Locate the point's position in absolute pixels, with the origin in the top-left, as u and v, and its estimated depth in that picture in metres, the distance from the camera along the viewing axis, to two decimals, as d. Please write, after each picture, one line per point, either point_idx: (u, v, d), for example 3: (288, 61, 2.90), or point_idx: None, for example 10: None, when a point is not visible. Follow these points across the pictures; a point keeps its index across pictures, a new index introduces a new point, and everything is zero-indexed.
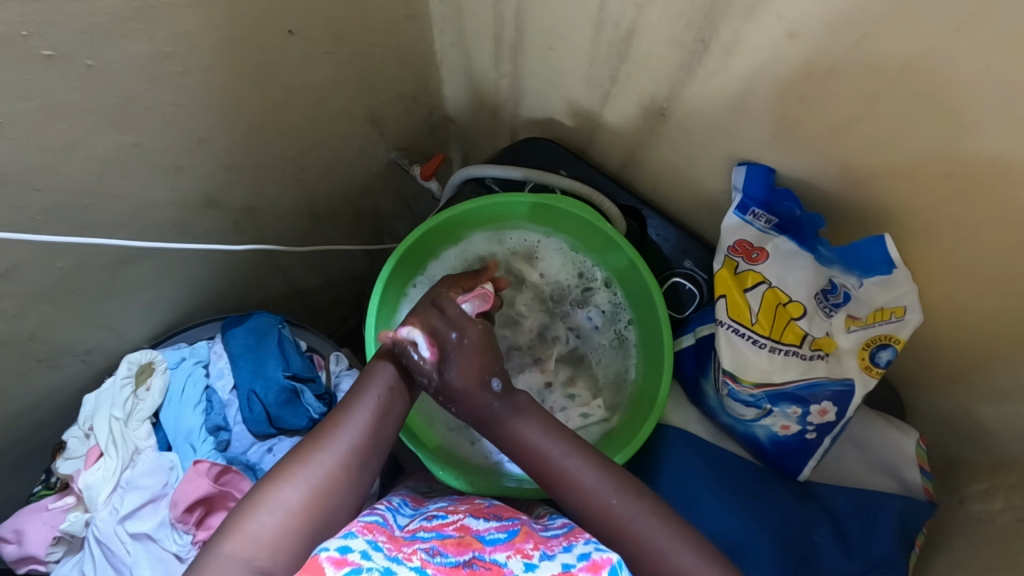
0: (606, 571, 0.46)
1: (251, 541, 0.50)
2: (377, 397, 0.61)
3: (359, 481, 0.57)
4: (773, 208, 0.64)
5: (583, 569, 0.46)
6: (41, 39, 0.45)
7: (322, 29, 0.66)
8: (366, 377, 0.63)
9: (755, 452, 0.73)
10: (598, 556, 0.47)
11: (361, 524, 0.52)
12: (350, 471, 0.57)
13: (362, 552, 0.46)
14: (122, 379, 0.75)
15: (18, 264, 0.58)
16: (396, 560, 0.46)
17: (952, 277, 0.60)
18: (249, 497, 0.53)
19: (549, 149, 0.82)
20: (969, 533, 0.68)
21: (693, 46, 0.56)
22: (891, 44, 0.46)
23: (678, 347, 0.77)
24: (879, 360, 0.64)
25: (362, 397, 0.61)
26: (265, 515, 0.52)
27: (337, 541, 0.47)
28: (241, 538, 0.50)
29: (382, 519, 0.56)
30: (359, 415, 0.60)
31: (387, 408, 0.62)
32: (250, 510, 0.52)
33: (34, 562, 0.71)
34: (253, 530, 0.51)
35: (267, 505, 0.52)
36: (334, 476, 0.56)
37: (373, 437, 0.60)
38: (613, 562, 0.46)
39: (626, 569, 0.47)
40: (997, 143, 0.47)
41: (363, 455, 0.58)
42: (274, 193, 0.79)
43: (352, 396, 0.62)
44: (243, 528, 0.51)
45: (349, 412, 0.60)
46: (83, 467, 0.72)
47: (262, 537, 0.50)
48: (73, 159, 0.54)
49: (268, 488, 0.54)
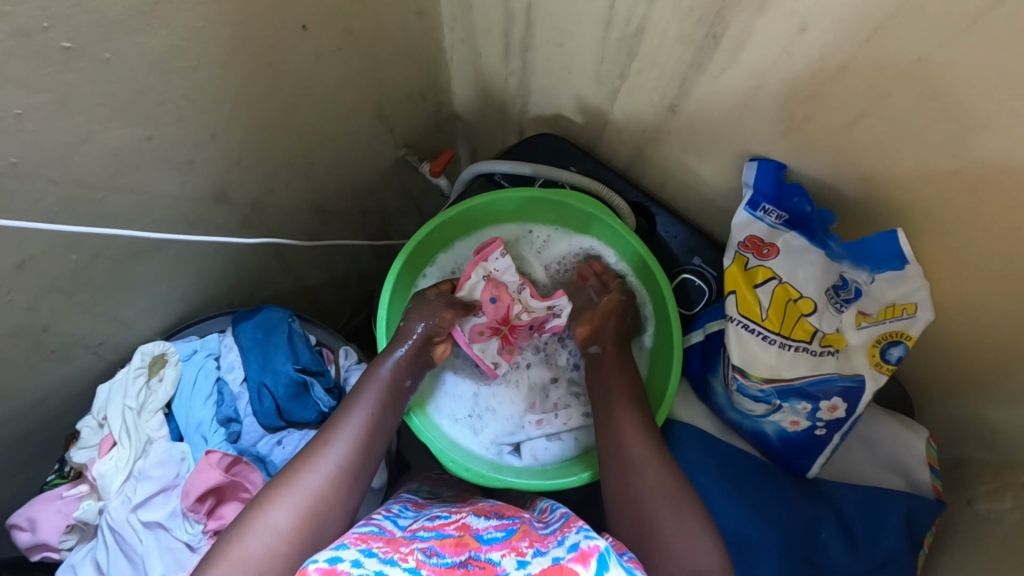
0: (594, 558, 0.45)
1: (241, 565, 0.52)
2: (366, 413, 0.66)
3: (345, 498, 0.60)
4: (784, 204, 0.64)
5: (571, 560, 0.46)
6: (61, 32, 0.46)
7: (334, 26, 0.67)
8: (350, 400, 0.68)
9: (762, 450, 0.73)
10: (586, 545, 0.47)
11: (354, 537, 0.52)
12: (337, 489, 0.60)
13: (352, 562, 0.46)
14: (136, 370, 0.76)
15: (33, 256, 0.58)
16: (389, 562, 0.47)
17: (963, 274, 0.60)
18: (240, 522, 0.56)
19: (556, 145, 0.81)
20: (977, 533, 0.67)
21: (703, 43, 0.56)
22: (902, 39, 0.46)
23: (688, 343, 0.77)
24: (890, 357, 0.63)
25: (346, 420, 0.65)
26: (254, 539, 0.54)
27: (328, 552, 0.47)
28: (230, 561, 0.52)
29: (379, 528, 0.56)
30: (344, 436, 0.64)
31: (372, 426, 0.66)
32: (239, 535, 0.54)
33: (48, 550, 0.72)
34: (242, 554, 0.53)
35: (256, 528, 0.55)
36: (322, 496, 0.59)
37: (359, 455, 0.63)
38: (601, 548, 0.46)
39: (614, 556, 0.47)
40: (1008, 138, 0.47)
41: (350, 473, 0.62)
42: (285, 189, 0.80)
43: (338, 418, 0.66)
44: (232, 553, 0.53)
45: (334, 433, 0.64)
46: (98, 456, 0.73)
47: (253, 560, 0.53)
48: (90, 151, 0.55)
49: (256, 511, 0.56)
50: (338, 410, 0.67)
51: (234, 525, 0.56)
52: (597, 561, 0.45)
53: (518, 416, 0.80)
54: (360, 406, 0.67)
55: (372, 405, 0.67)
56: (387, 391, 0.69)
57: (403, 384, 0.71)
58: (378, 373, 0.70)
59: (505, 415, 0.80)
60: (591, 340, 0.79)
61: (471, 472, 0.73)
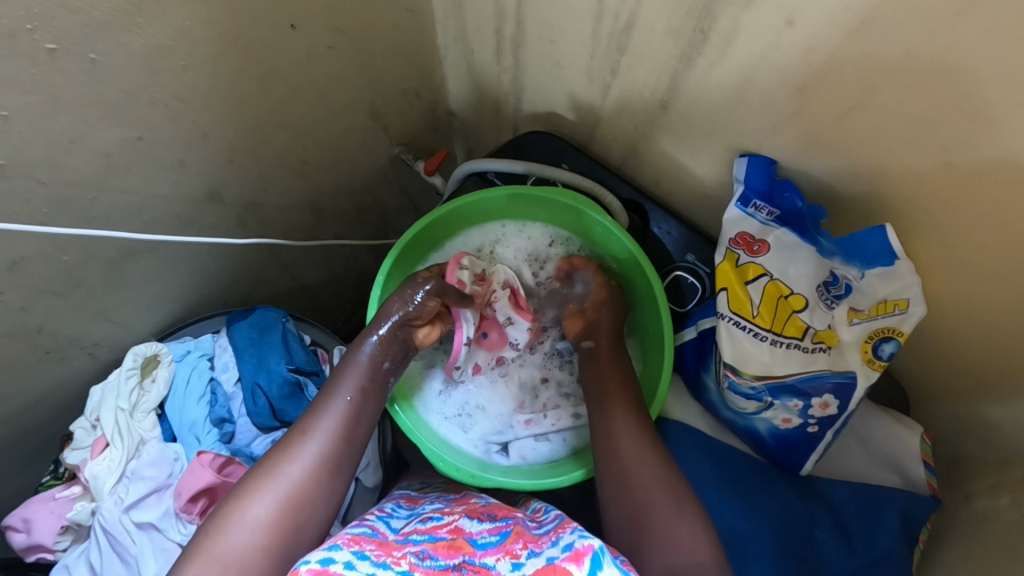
0: (588, 557, 0.45)
1: (220, 561, 0.52)
2: (347, 400, 0.65)
3: (329, 489, 0.60)
4: (774, 200, 0.64)
5: (565, 560, 0.46)
6: (46, 33, 0.46)
7: (324, 24, 0.66)
8: (331, 387, 0.66)
9: (756, 447, 0.73)
10: (581, 544, 0.47)
11: (347, 537, 0.51)
12: (319, 480, 0.59)
13: (345, 564, 0.46)
14: (128, 371, 0.76)
15: (24, 257, 0.58)
16: (382, 565, 0.47)
17: (958, 270, 0.59)
18: (220, 515, 0.55)
19: (548, 143, 0.81)
20: (974, 531, 0.66)
21: (693, 37, 0.56)
22: (889, 32, 0.45)
23: (679, 341, 0.77)
24: (883, 353, 0.63)
25: (327, 409, 0.64)
26: (232, 534, 0.54)
27: (320, 554, 0.47)
28: (209, 556, 0.52)
29: (372, 529, 0.56)
30: (324, 427, 0.62)
31: (354, 416, 0.65)
32: (219, 531, 0.54)
33: (43, 551, 0.73)
34: (222, 551, 0.53)
35: (234, 522, 0.54)
36: (304, 487, 0.58)
37: (341, 445, 0.62)
38: (595, 547, 0.46)
39: (609, 554, 0.46)
40: (996, 128, 0.46)
41: (333, 463, 0.61)
42: (279, 190, 0.80)
43: (318, 406, 0.64)
44: (211, 549, 0.53)
45: (315, 423, 0.63)
46: (90, 457, 0.73)
47: (232, 556, 0.53)
48: (78, 152, 0.55)
49: (236, 504, 0.56)
50: (320, 396, 0.66)
51: (214, 519, 0.55)
52: (591, 560, 0.45)
53: (508, 415, 0.80)
54: (343, 392, 0.66)
55: (354, 391, 0.66)
56: (368, 377, 0.68)
57: (382, 366, 0.70)
58: (356, 359, 0.68)
59: (495, 414, 0.80)
60: (585, 334, 0.78)
61: (461, 472, 0.73)
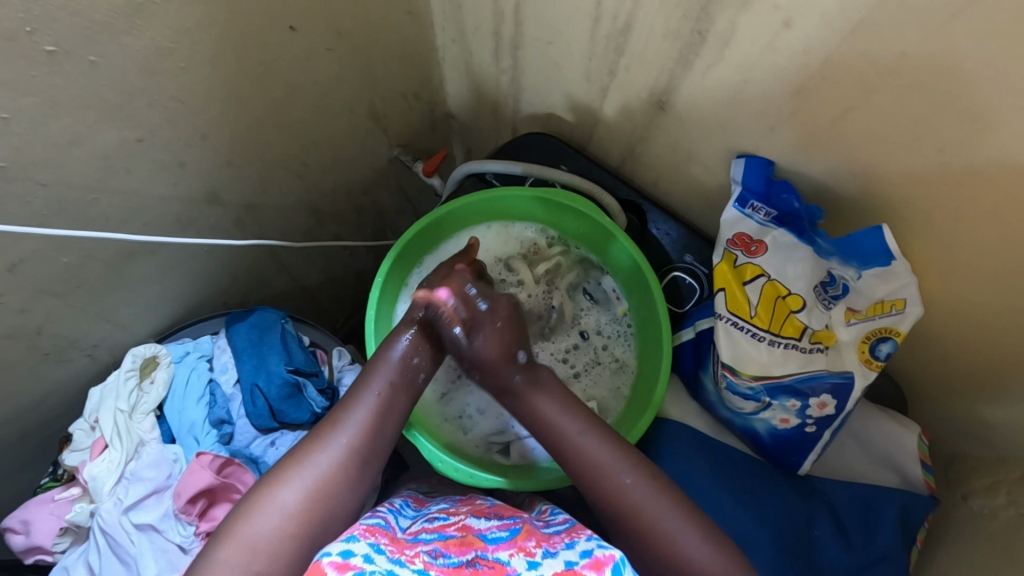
0: (609, 567, 0.45)
1: (250, 543, 0.53)
2: (378, 393, 0.64)
3: (357, 483, 0.60)
4: (772, 201, 0.64)
5: (585, 567, 0.45)
6: (44, 35, 0.46)
7: (323, 26, 0.66)
8: (365, 378, 0.66)
9: (755, 447, 0.73)
10: (601, 553, 0.47)
11: (363, 528, 0.52)
12: (349, 472, 0.60)
13: (363, 556, 0.46)
14: (127, 372, 0.76)
15: (23, 259, 0.58)
16: (399, 563, 0.46)
17: (953, 269, 0.59)
18: (249, 501, 0.56)
19: (548, 144, 0.81)
20: (970, 529, 0.67)
21: (690, 39, 0.56)
22: (887, 34, 0.45)
23: (678, 341, 0.78)
24: (879, 353, 0.63)
25: (358, 400, 0.64)
26: (262, 519, 0.55)
27: (339, 545, 0.47)
28: (237, 541, 0.53)
29: (384, 522, 0.56)
30: (355, 419, 0.62)
31: (384, 410, 0.64)
32: (246, 516, 0.55)
33: (41, 553, 0.73)
34: (250, 537, 0.53)
35: (265, 509, 0.55)
36: (332, 478, 0.59)
37: (370, 439, 0.62)
38: (616, 558, 0.46)
39: (630, 566, 0.46)
40: (990, 127, 0.46)
41: (361, 456, 0.61)
42: (278, 191, 0.80)
43: (349, 399, 0.64)
44: (238, 534, 0.54)
45: (345, 415, 0.63)
46: (90, 458, 0.73)
47: (261, 541, 0.53)
48: (78, 154, 0.55)
49: (266, 492, 0.57)
50: (352, 387, 0.65)
51: (242, 507, 0.56)
52: (614, 569, 0.45)
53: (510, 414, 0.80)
54: (372, 386, 0.65)
55: (384, 385, 0.65)
56: (399, 375, 0.66)
57: (411, 362, 0.67)
58: (389, 356, 0.67)
59: (495, 413, 0.81)
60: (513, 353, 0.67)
61: (460, 472, 0.73)
